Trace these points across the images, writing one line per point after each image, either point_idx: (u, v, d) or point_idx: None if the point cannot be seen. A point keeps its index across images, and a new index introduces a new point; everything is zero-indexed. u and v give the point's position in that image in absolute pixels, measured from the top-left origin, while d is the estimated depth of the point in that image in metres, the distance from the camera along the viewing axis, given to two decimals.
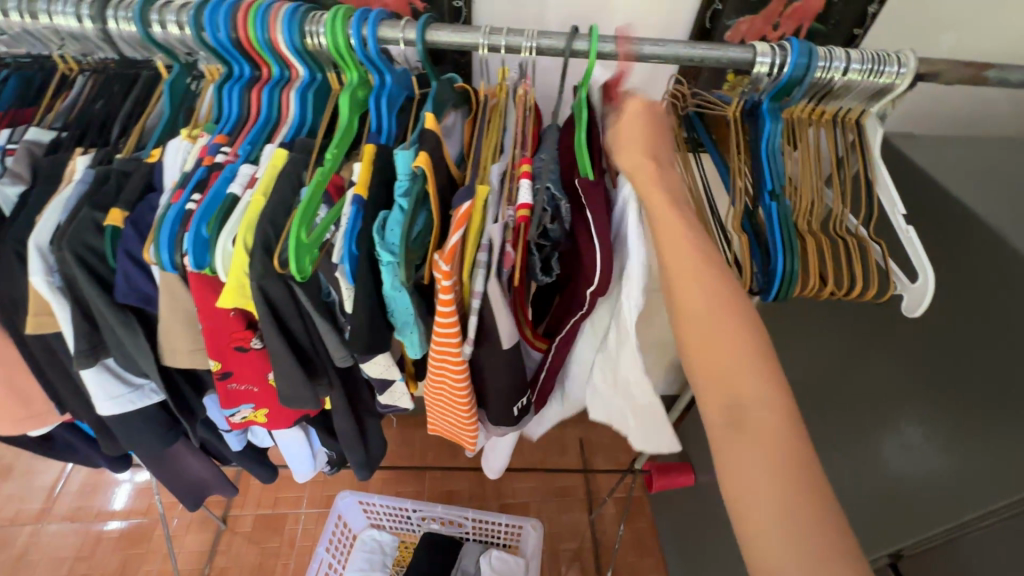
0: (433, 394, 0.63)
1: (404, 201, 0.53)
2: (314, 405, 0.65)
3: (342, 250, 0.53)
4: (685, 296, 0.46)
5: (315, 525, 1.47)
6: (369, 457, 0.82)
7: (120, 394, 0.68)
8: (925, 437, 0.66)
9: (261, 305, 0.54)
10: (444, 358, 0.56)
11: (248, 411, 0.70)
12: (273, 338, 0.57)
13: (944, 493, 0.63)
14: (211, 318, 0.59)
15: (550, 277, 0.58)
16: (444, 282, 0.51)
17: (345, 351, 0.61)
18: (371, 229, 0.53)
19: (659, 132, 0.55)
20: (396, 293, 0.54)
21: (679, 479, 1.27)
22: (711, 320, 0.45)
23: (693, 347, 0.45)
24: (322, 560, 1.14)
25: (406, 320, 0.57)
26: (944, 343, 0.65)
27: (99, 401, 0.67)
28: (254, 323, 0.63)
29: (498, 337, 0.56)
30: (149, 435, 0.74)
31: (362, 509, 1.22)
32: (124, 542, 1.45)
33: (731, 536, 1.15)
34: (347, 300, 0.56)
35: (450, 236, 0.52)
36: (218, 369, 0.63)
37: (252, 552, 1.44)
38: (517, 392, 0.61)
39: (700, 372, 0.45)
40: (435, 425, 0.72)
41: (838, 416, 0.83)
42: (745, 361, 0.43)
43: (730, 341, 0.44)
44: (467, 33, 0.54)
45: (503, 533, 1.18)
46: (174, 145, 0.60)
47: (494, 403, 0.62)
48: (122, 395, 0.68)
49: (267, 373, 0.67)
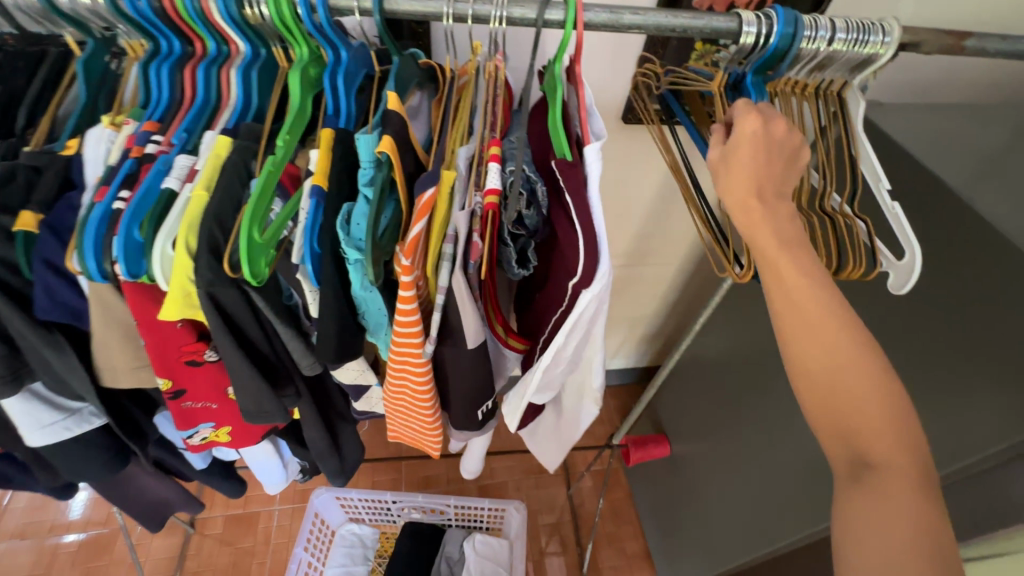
0: (394, 398, 0.60)
1: (369, 191, 0.48)
2: (283, 417, 0.60)
3: (302, 250, 0.48)
4: (804, 346, 0.40)
5: (290, 521, 1.43)
6: (344, 466, 0.79)
7: (51, 421, 0.61)
8: None
9: (211, 313, 0.49)
10: (406, 359, 0.53)
11: (208, 431, 0.65)
12: (231, 350, 0.52)
13: None
14: (157, 332, 0.53)
15: (526, 271, 0.55)
16: (404, 278, 0.47)
17: (317, 362, 0.58)
18: (335, 223, 0.48)
19: (772, 159, 0.46)
20: (367, 293, 0.50)
21: (655, 451, 1.34)
22: (842, 370, 0.39)
23: (814, 399, 0.40)
24: (301, 560, 1.09)
25: (378, 321, 0.53)
26: None
27: (28, 430, 0.61)
28: (206, 334, 0.57)
29: (462, 336, 0.52)
30: (92, 468, 0.67)
31: (339, 505, 1.18)
32: (84, 554, 1.38)
33: (707, 502, 1.18)
34: (313, 304, 0.52)
35: (412, 225, 0.47)
36: (169, 387, 0.57)
37: (225, 553, 1.39)
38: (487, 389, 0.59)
39: (817, 422, 0.40)
40: (394, 432, 0.70)
41: None
42: (885, 412, 0.37)
43: (874, 393, 0.38)
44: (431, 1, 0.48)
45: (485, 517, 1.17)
46: (95, 134, 0.53)
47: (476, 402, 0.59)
48: (55, 422, 0.61)
49: (225, 387, 0.61)
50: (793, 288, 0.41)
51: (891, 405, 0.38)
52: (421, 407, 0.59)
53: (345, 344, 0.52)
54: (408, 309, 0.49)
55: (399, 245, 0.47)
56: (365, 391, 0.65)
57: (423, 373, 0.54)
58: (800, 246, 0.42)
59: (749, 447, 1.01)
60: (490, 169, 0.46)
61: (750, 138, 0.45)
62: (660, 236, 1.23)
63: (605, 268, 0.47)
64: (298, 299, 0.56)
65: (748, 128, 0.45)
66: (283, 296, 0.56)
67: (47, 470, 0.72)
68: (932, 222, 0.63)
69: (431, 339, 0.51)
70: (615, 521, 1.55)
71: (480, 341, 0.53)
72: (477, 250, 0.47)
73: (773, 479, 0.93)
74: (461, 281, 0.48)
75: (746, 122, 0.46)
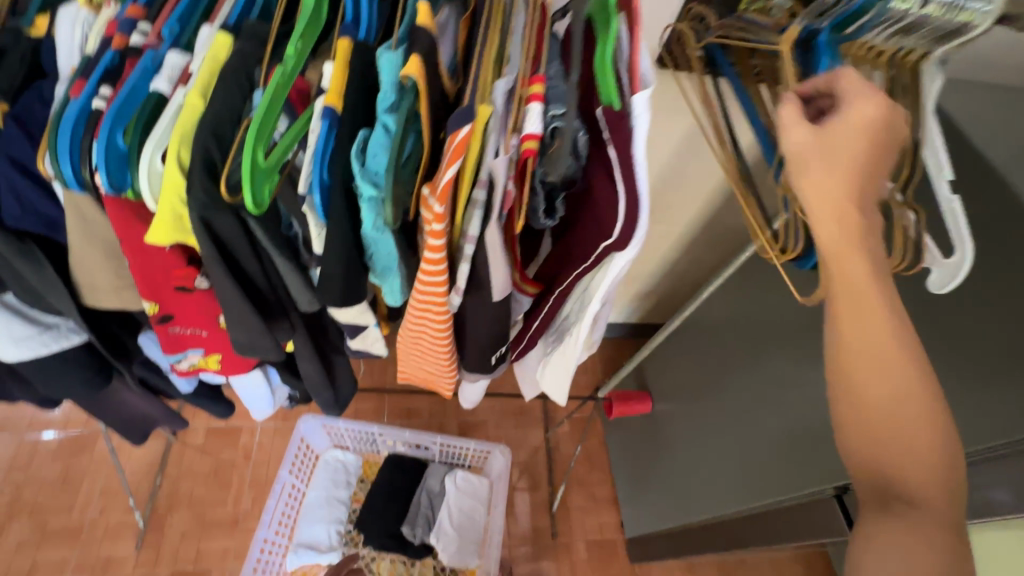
0: (411, 342, 0.58)
1: (389, 119, 0.42)
2: (277, 354, 0.57)
3: (310, 177, 0.43)
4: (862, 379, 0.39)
5: (270, 438, 1.45)
6: (339, 400, 0.78)
7: (27, 336, 0.58)
8: None
9: (207, 242, 0.44)
10: (427, 307, 0.50)
11: (197, 358, 0.62)
12: (222, 280, 0.47)
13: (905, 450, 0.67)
14: (140, 256, 0.48)
15: (554, 221, 0.50)
16: (436, 225, 0.44)
17: (315, 299, 0.54)
18: (349, 151, 0.42)
19: (883, 156, 0.42)
20: (379, 235, 0.45)
21: (638, 407, 1.37)
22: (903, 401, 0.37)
23: (859, 424, 0.39)
24: (284, 482, 1.12)
25: (387, 262, 0.49)
26: None
27: (1, 345, 0.57)
28: (195, 258, 0.52)
29: (490, 292, 0.50)
30: (71, 385, 0.64)
31: (325, 431, 1.19)
32: (63, 452, 1.39)
33: (681, 460, 1.23)
34: (318, 238, 0.47)
35: (443, 169, 0.42)
36: (155, 313, 0.54)
37: (205, 462, 1.41)
38: (497, 343, 0.57)
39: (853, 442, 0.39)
40: (406, 373, 0.68)
41: (807, 368, 0.85)
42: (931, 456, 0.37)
43: (929, 436, 0.37)
44: None
45: (469, 457, 1.19)
46: (68, 14, 0.45)
47: (483, 353, 0.58)
48: (30, 337, 0.58)
49: (216, 317, 0.57)
50: (865, 310, 0.39)
51: (944, 441, 0.37)
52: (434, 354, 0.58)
53: (353, 287, 0.48)
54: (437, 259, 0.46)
55: (428, 187, 0.44)
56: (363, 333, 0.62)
57: (441, 324, 0.52)
58: (875, 267, 0.39)
59: (731, 413, 1.03)
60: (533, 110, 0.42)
61: (862, 128, 0.41)
62: (673, 196, 1.18)
63: (642, 235, 0.45)
64: (298, 230, 0.52)
65: (868, 115, 0.41)
66: (280, 225, 0.51)
67: (24, 383, 0.70)
68: (964, 197, 0.56)
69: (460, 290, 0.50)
70: (587, 465, 1.61)
71: (505, 294, 0.52)
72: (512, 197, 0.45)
73: (749, 446, 0.95)
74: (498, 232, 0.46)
75: (865, 109, 0.41)
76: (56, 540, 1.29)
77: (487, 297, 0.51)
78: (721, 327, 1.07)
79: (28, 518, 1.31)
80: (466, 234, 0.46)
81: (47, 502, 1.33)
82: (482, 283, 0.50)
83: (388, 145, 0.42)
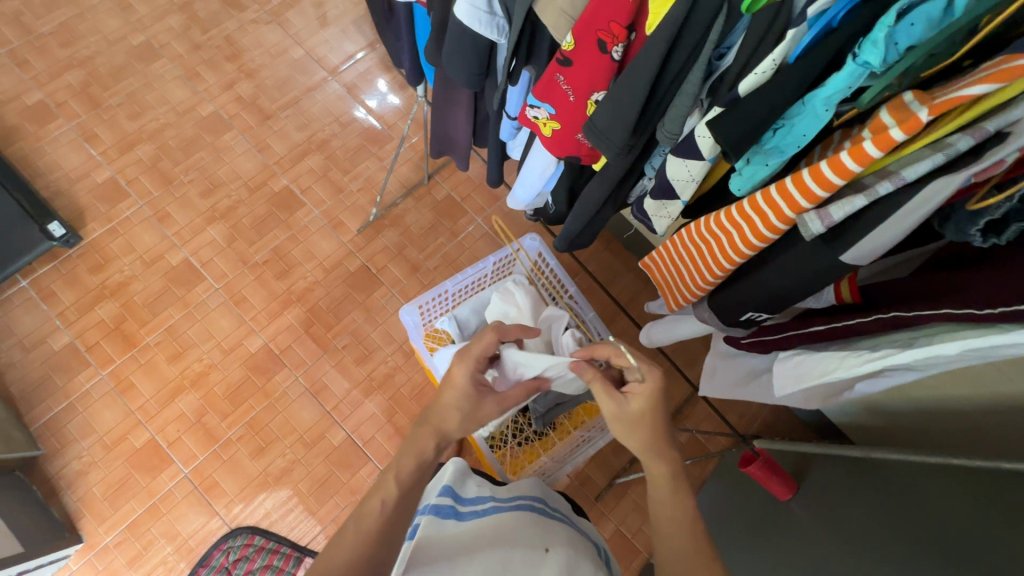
0: (703, 229, 0.71)
1: (914, 35, 0.45)
2: (611, 154, 0.65)
3: (825, 10, 0.48)
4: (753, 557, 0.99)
5: (478, 235, 1.75)
6: (575, 239, 0.92)
7: (479, 6, 0.65)
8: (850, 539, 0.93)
9: (664, 41, 0.54)
10: (781, 198, 0.57)
11: (544, 114, 0.72)
12: (655, 54, 0.55)
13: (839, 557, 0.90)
14: (585, 27, 0.59)
15: (989, 241, 0.51)
16: (873, 146, 0.48)
17: (674, 136, 0.65)
18: (881, 20, 0.45)
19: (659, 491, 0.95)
20: (823, 110, 0.53)
21: (775, 485, 1.15)
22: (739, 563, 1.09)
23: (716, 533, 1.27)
24: (485, 267, 1.27)
25: (791, 142, 0.57)
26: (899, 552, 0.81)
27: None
28: (631, 27, 0.58)
29: (848, 246, 0.56)
30: (465, 69, 0.73)
31: (534, 259, 1.31)
32: (365, 133, 1.81)
33: (759, 554, 1.09)
34: (759, 68, 0.53)
35: (924, 113, 0.45)
36: (566, 51, 0.62)
37: (430, 215, 1.76)
38: (802, 291, 0.63)
39: None
40: (653, 260, 0.88)
41: (852, 511, 0.99)
42: None
43: None
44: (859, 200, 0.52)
45: None
46: None
47: (771, 297, 0.67)
48: (479, 8, 0.65)
49: (592, 93, 0.65)
50: None
51: None
52: (715, 263, 0.71)
53: (737, 130, 0.55)
54: (841, 174, 0.51)
55: (898, 121, 0.47)
56: (651, 214, 0.78)
57: (772, 229, 0.60)
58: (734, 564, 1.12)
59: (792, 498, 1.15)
60: (1016, 142, 0.45)
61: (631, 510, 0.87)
62: None
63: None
64: (726, 59, 0.58)
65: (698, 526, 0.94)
66: (715, 52, 0.58)
67: (433, 53, 0.79)
68: None
69: (827, 218, 0.54)
70: None
71: (855, 262, 0.57)
72: (989, 171, 0.47)
73: (786, 524, 1.10)
74: (939, 194, 0.49)
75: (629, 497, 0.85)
76: (326, 184, 1.76)
77: (835, 251, 0.57)
78: (897, 475, 0.97)
79: (325, 158, 1.78)
80: (899, 174, 0.50)
81: (338, 159, 1.79)
82: (845, 241, 0.56)
83: (914, 39, 0.45)
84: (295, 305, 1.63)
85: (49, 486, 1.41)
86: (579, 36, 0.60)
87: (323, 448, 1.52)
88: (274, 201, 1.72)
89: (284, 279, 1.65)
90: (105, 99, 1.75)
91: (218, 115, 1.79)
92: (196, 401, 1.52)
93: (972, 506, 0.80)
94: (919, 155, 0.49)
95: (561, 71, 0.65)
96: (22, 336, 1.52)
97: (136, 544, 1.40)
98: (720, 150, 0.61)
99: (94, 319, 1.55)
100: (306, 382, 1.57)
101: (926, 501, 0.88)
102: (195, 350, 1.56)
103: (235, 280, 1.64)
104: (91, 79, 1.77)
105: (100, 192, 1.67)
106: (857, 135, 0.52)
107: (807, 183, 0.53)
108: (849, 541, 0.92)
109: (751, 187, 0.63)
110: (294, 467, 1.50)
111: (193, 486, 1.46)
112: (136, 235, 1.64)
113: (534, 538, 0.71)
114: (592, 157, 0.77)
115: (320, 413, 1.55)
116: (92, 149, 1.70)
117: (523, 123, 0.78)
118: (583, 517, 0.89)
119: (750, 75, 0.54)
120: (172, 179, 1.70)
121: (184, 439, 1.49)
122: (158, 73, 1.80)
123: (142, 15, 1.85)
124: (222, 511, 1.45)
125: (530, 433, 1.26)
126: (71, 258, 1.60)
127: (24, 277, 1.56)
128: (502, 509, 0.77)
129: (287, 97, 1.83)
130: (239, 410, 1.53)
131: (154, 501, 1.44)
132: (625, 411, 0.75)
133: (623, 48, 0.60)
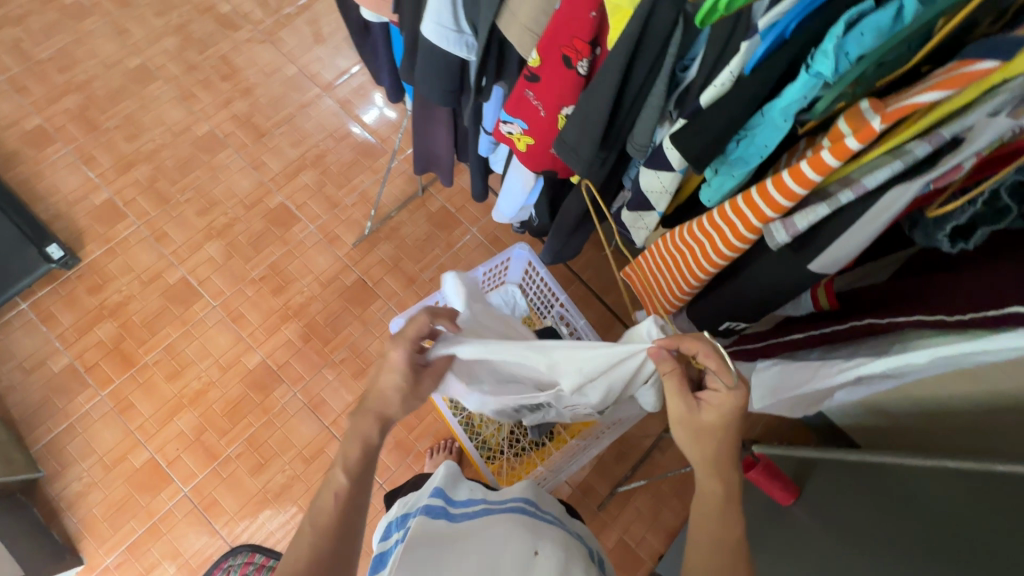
0: (677, 240, 0.70)
1: (863, 44, 0.44)
2: (581, 168, 0.66)
3: (778, 19, 0.47)
4: None
5: (473, 246, 1.75)
6: (559, 251, 0.93)
7: (447, 26, 0.66)
8: (848, 545, 0.92)
9: (621, 56, 0.54)
10: (747, 209, 0.56)
11: (517, 129, 0.72)
12: (614, 69, 0.55)
13: (837, 563, 0.89)
14: (548, 44, 0.60)
15: (955, 247, 0.51)
16: (831, 156, 0.48)
17: (645, 149, 0.65)
18: (830, 32, 0.45)
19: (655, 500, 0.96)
20: (783, 120, 0.53)
21: (776, 490, 1.14)
22: None
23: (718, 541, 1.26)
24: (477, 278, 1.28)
25: (755, 153, 0.57)
26: (896, 558, 0.81)
27: (429, 21, 0.66)
28: (594, 42, 0.59)
29: (815, 255, 0.56)
30: (438, 87, 0.74)
31: (525, 268, 1.31)
32: (359, 148, 1.83)
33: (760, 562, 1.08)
34: (718, 82, 0.53)
35: (878, 122, 0.45)
36: (532, 67, 0.63)
37: (426, 226, 1.76)
38: (777, 298, 0.64)
39: None
40: (632, 271, 0.86)
41: (852, 516, 0.98)
42: None
43: None
44: (823, 209, 0.52)
45: None
46: None
47: (747, 306, 0.67)
48: (447, 29, 0.66)
49: (562, 107, 0.66)
50: None
51: None
52: (690, 273, 0.70)
53: (700, 142, 0.56)
54: (802, 183, 0.50)
55: (853, 130, 0.46)
56: (630, 225, 0.78)
57: (742, 240, 0.59)
58: None
59: (791, 506, 1.14)
60: (971, 147, 0.45)
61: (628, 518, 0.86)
62: None
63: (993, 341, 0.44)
64: (689, 72, 0.58)
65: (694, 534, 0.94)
66: (678, 64, 0.58)
67: (407, 73, 0.81)
68: None
69: (792, 227, 0.54)
70: (669, 457, 1.52)
71: (824, 271, 0.58)
72: (949, 177, 0.47)
73: (787, 531, 1.09)
74: (900, 202, 0.49)
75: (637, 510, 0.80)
76: (321, 199, 1.77)
77: (805, 259, 0.57)
78: (895, 479, 0.96)
79: (319, 173, 1.80)
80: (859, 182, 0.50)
81: (333, 174, 1.80)
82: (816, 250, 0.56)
83: (864, 48, 0.45)
84: (292, 321, 1.64)
85: (50, 508, 1.42)
86: (543, 53, 0.61)
87: (322, 464, 1.51)
88: (269, 217, 1.73)
89: (280, 295, 1.66)
90: (102, 122, 1.78)
91: (213, 134, 1.81)
92: (195, 419, 1.53)
93: (972, 511, 0.78)
94: (878, 163, 0.49)
95: (530, 86, 0.66)
96: (22, 359, 1.53)
97: (137, 565, 1.40)
98: (689, 162, 0.61)
99: (93, 340, 1.57)
100: (304, 398, 1.57)
101: (926, 506, 0.87)
102: (193, 368, 1.57)
103: (232, 297, 1.65)
104: (89, 103, 1.79)
105: (98, 214, 1.69)
106: (817, 145, 0.52)
107: (771, 193, 0.53)
108: (847, 546, 0.92)
109: (721, 198, 0.64)
110: (294, 484, 1.49)
111: (193, 505, 1.46)
112: (134, 255, 1.65)
113: (522, 539, 0.70)
114: (568, 170, 0.77)
115: (319, 428, 1.54)
116: (90, 172, 1.72)
117: (499, 138, 0.79)
118: (578, 522, 0.88)
119: (711, 88, 0.54)
120: (168, 198, 1.72)
121: (183, 457, 1.49)
122: (154, 95, 1.83)
123: (138, 39, 1.88)
124: (223, 529, 1.45)
125: (526, 443, 1.26)
126: (70, 280, 1.61)
127: (25, 300, 1.58)
128: (491, 511, 0.75)
129: (281, 114, 1.85)
130: (238, 427, 1.53)
131: (155, 521, 1.44)
132: (697, 418, 0.66)
133: (588, 63, 0.61)
